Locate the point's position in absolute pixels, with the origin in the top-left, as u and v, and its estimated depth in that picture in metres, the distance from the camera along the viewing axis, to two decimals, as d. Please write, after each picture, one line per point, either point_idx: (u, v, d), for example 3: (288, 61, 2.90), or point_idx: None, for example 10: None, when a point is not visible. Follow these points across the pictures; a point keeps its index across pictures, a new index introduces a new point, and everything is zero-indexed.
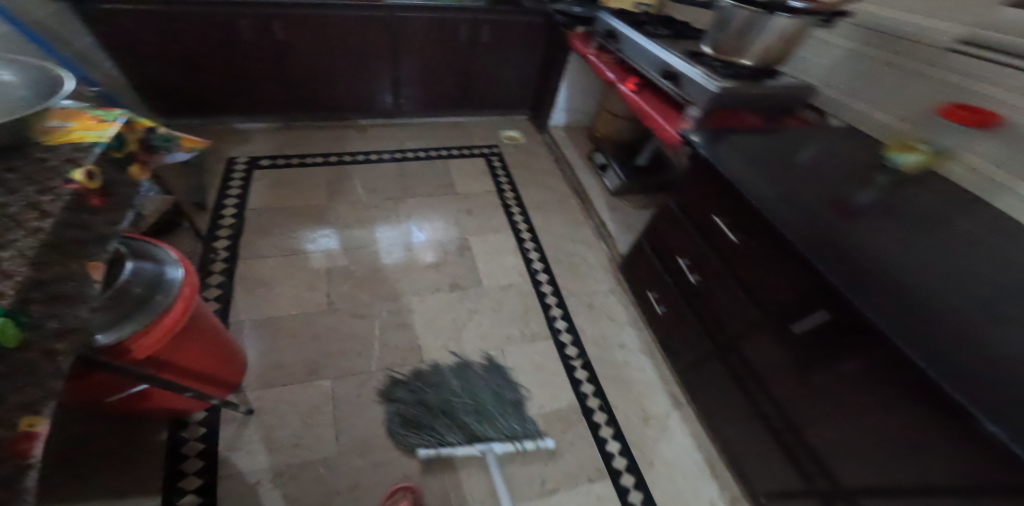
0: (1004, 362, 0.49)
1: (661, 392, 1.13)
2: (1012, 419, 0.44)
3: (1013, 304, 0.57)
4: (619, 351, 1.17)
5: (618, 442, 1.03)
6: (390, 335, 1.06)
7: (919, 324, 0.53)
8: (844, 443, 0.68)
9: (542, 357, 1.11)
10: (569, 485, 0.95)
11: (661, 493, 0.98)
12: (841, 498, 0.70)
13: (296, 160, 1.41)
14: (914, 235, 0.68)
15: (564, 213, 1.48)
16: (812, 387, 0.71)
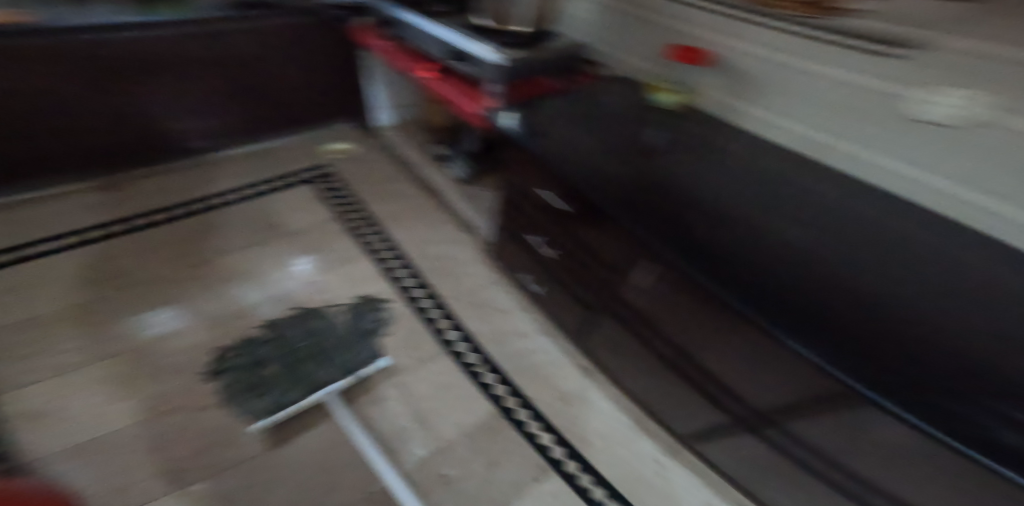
0: (809, 294, 0.55)
1: (571, 367, 1.12)
2: (837, 350, 0.48)
3: (791, 227, 0.67)
4: (518, 339, 1.14)
5: (549, 433, 0.98)
6: (252, 409, 0.90)
7: (739, 279, 0.58)
8: (739, 371, 0.65)
9: (443, 375, 1.03)
10: (516, 493, 0.87)
11: (608, 467, 0.95)
12: (764, 424, 0.67)
13: (42, 247, 1.19)
14: (708, 180, 0.78)
15: (421, 216, 1.45)
16: (690, 329, 0.69)
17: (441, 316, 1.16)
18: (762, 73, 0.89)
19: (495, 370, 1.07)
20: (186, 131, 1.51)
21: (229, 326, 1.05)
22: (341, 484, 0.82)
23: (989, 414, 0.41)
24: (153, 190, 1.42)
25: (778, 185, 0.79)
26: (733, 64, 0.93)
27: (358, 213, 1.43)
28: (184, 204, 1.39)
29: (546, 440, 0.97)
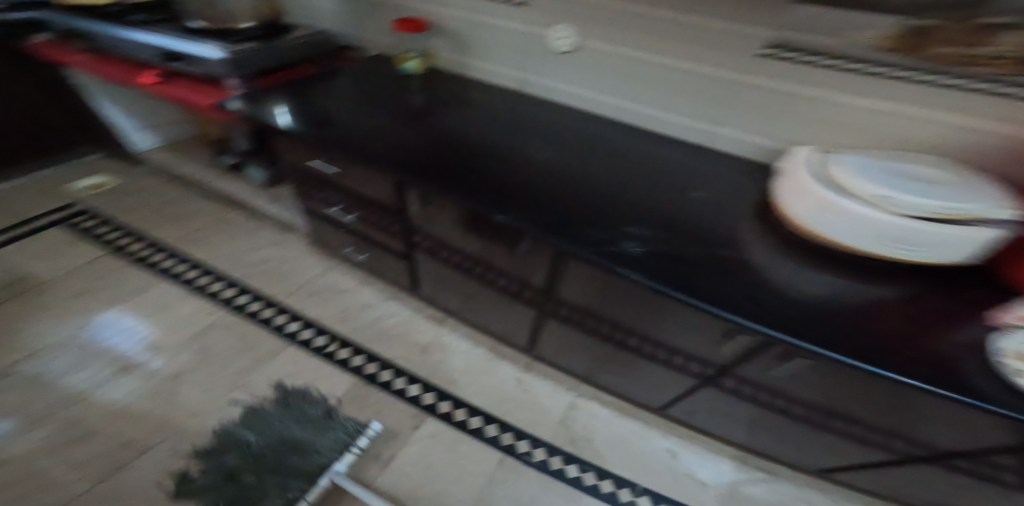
0: (538, 195, 0.81)
1: (423, 322, 1.28)
2: (561, 229, 0.75)
3: (515, 148, 0.93)
4: (366, 311, 1.26)
5: (416, 383, 1.15)
6: (69, 466, 0.87)
7: (499, 197, 0.80)
8: (506, 260, 0.89)
9: (293, 365, 1.10)
10: (400, 445, 1.03)
11: (473, 392, 1.18)
12: (547, 298, 0.93)
13: None
14: (455, 126, 0.97)
15: (229, 228, 1.43)
16: (467, 244, 0.92)
17: (275, 313, 1.20)
18: (474, 32, 1.07)
19: (348, 344, 1.18)
20: None
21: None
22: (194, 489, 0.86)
23: (629, 241, 0.74)
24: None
25: (507, 121, 1.01)
26: (448, 27, 1.10)
27: (144, 246, 1.35)
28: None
29: (416, 392, 1.14)
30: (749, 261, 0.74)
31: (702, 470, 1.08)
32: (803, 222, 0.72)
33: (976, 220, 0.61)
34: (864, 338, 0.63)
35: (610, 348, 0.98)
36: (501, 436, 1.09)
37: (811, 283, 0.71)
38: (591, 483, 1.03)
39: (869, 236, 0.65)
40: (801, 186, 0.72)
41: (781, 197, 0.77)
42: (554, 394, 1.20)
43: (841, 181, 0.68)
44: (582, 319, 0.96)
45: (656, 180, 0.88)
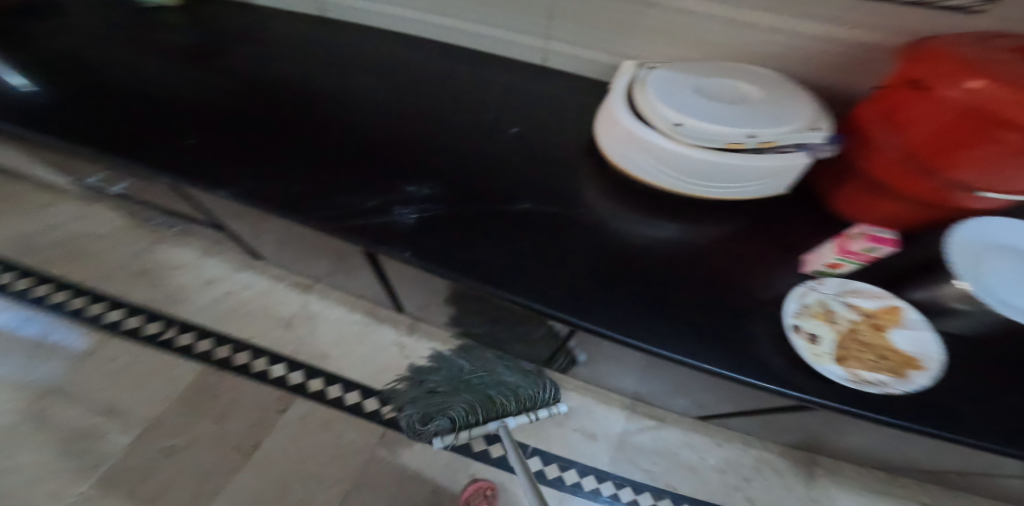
0: (301, 164, 0.71)
1: (282, 288, 1.17)
2: (316, 207, 0.66)
3: (289, 102, 0.81)
4: (212, 285, 1.15)
5: (281, 363, 1.08)
6: None
7: (248, 172, 0.69)
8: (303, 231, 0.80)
9: (123, 359, 1.04)
10: (264, 433, 0.99)
11: (347, 361, 1.10)
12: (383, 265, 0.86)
13: None
14: (215, 80, 0.83)
15: (30, 206, 1.26)
16: (258, 218, 0.81)
17: (94, 303, 1.11)
18: None
19: (194, 328, 1.10)
20: None
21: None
22: None
23: (395, 212, 0.67)
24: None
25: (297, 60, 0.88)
26: None
27: None
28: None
29: (277, 370, 1.07)
30: (545, 217, 0.70)
31: (593, 425, 1.08)
32: (616, 156, 0.69)
33: (773, 147, 0.59)
34: (634, 300, 0.61)
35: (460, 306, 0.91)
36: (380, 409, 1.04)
37: (608, 238, 0.68)
38: (480, 449, 1.01)
39: (669, 164, 0.63)
40: (611, 117, 0.67)
41: (601, 132, 0.73)
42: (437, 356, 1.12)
43: (646, 108, 0.63)
44: (418, 289, 0.91)
45: (452, 122, 0.81)
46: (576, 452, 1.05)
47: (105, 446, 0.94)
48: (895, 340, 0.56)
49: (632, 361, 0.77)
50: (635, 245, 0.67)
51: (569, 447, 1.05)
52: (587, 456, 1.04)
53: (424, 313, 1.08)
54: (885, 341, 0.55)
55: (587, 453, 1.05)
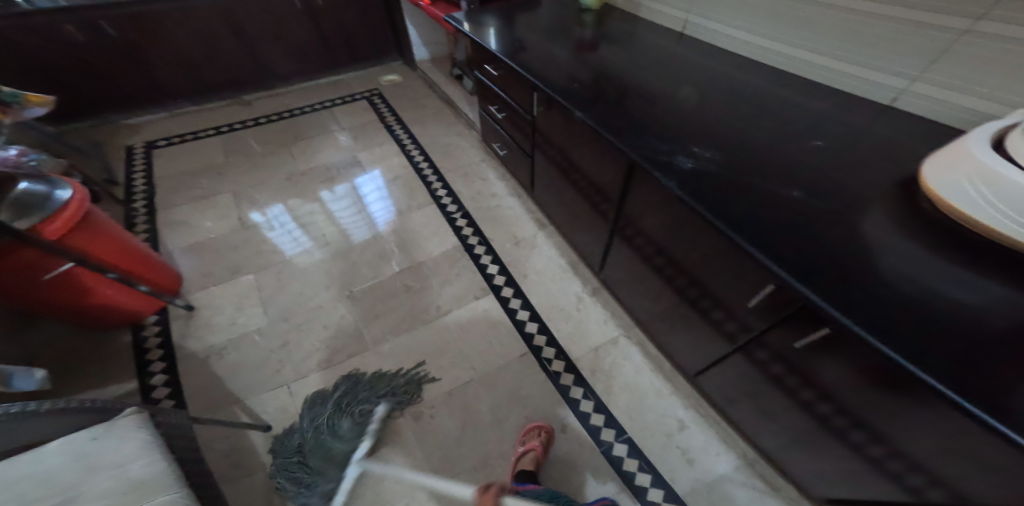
0: (630, 112, 0.94)
1: (529, 220, 1.49)
2: (628, 137, 0.87)
3: (640, 77, 1.06)
4: (493, 198, 1.57)
5: (496, 265, 1.36)
6: (306, 229, 1.54)
7: (595, 107, 0.97)
8: (590, 162, 1.05)
9: (426, 217, 1.53)
10: (459, 305, 1.28)
11: (537, 291, 1.30)
12: (622, 218, 1.03)
13: (189, 138, 1.98)
14: (602, 56, 1.17)
15: (440, 119, 2.01)
16: (568, 148, 1.13)
17: (435, 179, 1.67)
18: None
19: (468, 217, 1.51)
20: (294, 73, 2.29)
21: (291, 181, 1.73)
22: (336, 279, 1.37)
23: (681, 157, 0.81)
24: (256, 105, 2.19)
25: (661, 54, 1.16)
26: None
27: (395, 120, 2.03)
28: (279, 113, 2.12)
29: (493, 270, 1.35)
30: (815, 205, 0.70)
31: (698, 452, 1.02)
32: (954, 197, 0.62)
33: None
34: (951, 339, 0.52)
35: (661, 283, 1.00)
36: (536, 336, 1.21)
37: (919, 274, 0.59)
38: (585, 411, 1.09)
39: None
40: (966, 157, 0.62)
41: (933, 175, 0.66)
42: (604, 324, 1.23)
43: (1019, 149, 0.58)
44: (632, 258, 1.07)
45: (763, 118, 0.88)
46: (667, 470, 1.00)
47: (378, 261, 1.40)
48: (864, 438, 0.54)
49: (791, 396, 0.77)
50: (950, 290, 0.57)
51: (663, 459, 1.01)
52: (677, 478, 0.99)
53: (621, 286, 1.18)
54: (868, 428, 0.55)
55: (680, 477, 0.99)
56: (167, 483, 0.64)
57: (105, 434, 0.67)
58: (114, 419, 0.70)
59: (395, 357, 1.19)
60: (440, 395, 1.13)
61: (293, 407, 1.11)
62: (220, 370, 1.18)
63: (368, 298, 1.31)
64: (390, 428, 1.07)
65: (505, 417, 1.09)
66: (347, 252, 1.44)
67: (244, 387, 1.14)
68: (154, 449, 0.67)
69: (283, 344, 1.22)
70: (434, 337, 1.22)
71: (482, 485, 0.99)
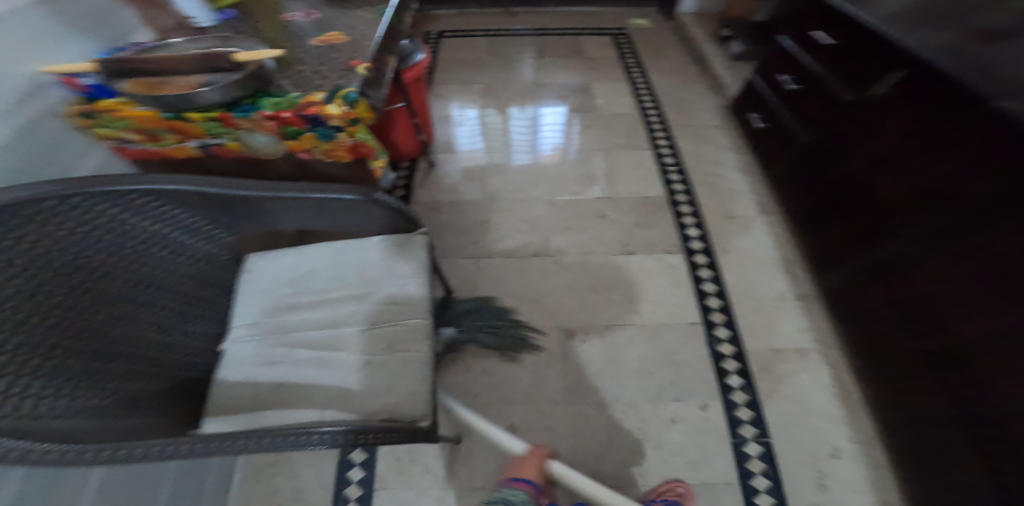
0: None
1: (749, 201, 1.36)
2: None
3: None
4: (717, 165, 1.47)
5: (697, 230, 1.30)
6: (528, 133, 1.65)
7: (996, 85, 0.69)
8: (912, 159, 0.82)
9: (640, 160, 1.51)
10: (647, 250, 1.28)
11: (732, 271, 1.22)
12: (898, 234, 0.86)
13: (458, 32, 2.21)
14: None
15: (683, 73, 1.89)
16: (879, 134, 0.90)
17: (660, 129, 1.62)
18: None
19: (683, 175, 1.45)
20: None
21: (529, 91, 1.84)
22: (541, 186, 1.45)
23: None
24: (517, 16, 2.32)
25: None
26: None
27: (636, 63, 1.98)
28: (536, 28, 2.22)
29: (692, 233, 1.30)
30: None
31: (840, 491, 0.94)
32: None
33: None
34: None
35: (916, 327, 0.83)
36: (713, 312, 1.17)
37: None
38: (733, 399, 1.06)
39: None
40: None
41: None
42: (799, 334, 1.12)
43: None
44: (916, 306, 0.83)
45: None
46: (792, 487, 0.95)
47: (584, 186, 1.45)
48: None
49: None
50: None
51: (796, 481, 0.96)
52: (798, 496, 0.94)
53: (849, 306, 1.02)
54: None
55: (802, 498, 0.94)
56: (422, 310, 0.70)
57: (399, 249, 0.75)
58: (411, 237, 0.76)
59: (571, 272, 1.25)
60: (599, 325, 1.18)
61: (473, 278, 1.23)
62: (431, 221, 1.34)
63: (566, 212, 1.38)
64: (545, 334, 1.17)
65: (648, 370, 1.12)
66: (558, 167, 1.51)
67: (441, 241, 1.30)
68: (422, 277, 0.73)
69: (484, 221, 1.35)
70: (614, 270, 1.25)
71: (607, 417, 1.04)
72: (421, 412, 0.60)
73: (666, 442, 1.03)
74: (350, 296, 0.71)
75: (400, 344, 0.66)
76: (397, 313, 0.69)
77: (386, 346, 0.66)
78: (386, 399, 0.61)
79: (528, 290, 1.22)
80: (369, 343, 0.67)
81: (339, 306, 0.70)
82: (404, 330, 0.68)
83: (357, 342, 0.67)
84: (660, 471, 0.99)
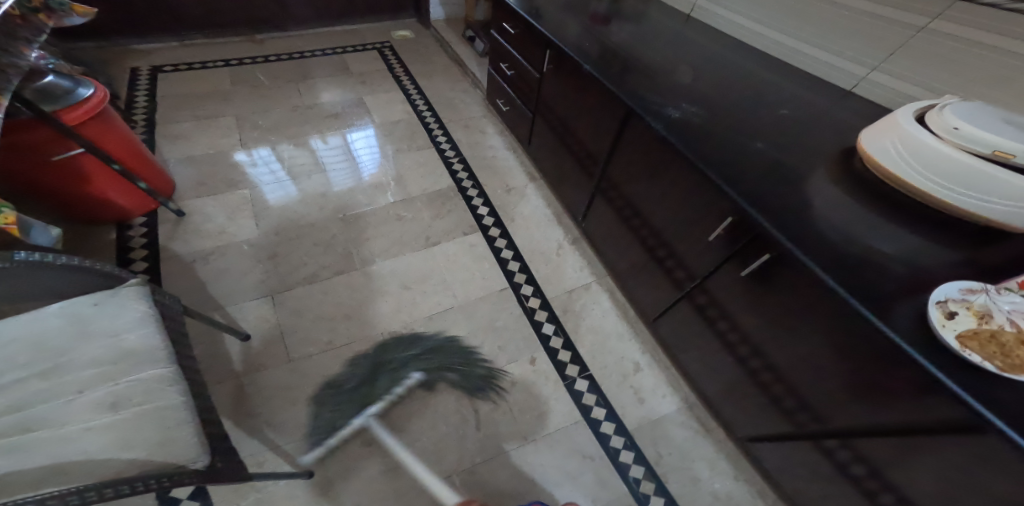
0: (635, 74, 1.04)
1: (520, 172, 1.62)
2: (634, 91, 0.97)
3: (645, 46, 1.16)
4: (491, 150, 1.69)
5: (487, 208, 1.49)
6: (305, 153, 1.58)
7: (603, 66, 1.06)
8: (588, 121, 1.15)
9: (425, 160, 1.62)
10: (448, 237, 1.38)
11: (521, 235, 1.43)
12: (602, 170, 1.18)
13: (195, 66, 1.97)
14: (614, 23, 1.27)
15: (448, 75, 2.08)
16: (568, 107, 1.23)
17: (438, 128, 1.76)
18: None
19: (465, 165, 1.62)
20: (306, 16, 2.28)
21: (295, 114, 1.76)
22: (330, 204, 1.41)
23: (682, 111, 0.92)
24: (264, 45, 2.19)
25: (664, 29, 1.26)
26: None
27: (403, 72, 2.07)
28: (290, 53, 2.13)
29: (484, 212, 1.47)
30: (771, 160, 0.81)
31: (649, 393, 1.16)
32: (882, 158, 0.72)
33: (1003, 156, 0.60)
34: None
35: (632, 234, 1.15)
36: (516, 274, 1.34)
37: (984, 304, 0.56)
38: (554, 346, 1.22)
39: (977, 186, 0.62)
40: (894, 125, 0.72)
41: (883, 148, 0.72)
42: (579, 271, 1.37)
43: (933, 118, 0.68)
44: (628, 219, 1.14)
45: (745, 93, 0.99)
46: (620, 405, 1.13)
47: (372, 194, 1.46)
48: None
49: (725, 328, 0.93)
50: (1016, 325, 0.54)
51: (618, 397, 1.15)
52: (628, 413, 1.12)
53: (599, 234, 1.31)
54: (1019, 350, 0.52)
55: (630, 413, 1.12)
56: (158, 358, 0.59)
57: (98, 303, 0.62)
58: (118, 289, 0.65)
59: (380, 277, 1.24)
60: (421, 317, 1.19)
61: (274, 317, 1.10)
62: (202, 273, 1.16)
63: (363, 221, 1.37)
64: (367, 342, 1.11)
65: (479, 344, 1.18)
66: (344, 181, 1.49)
67: (219, 292, 1.13)
68: (149, 322, 0.63)
69: (271, 254, 1.23)
70: (424, 265, 1.30)
71: (452, 404, 1.07)
72: (192, 453, 0.53)
73: (513, 403, 1.10)
74: (25, 373, 0.55)
75: (133, 399, 0.55)
76: (118, 368, 0.57)
77: (108, 405, 0.54)
78: (125, 457, 0.51)
79: (337, 308, 1.15)
80: (80, 412, 0.53)
81: (13, 391, 0.54)
82: (133, 384, 0.56)
83: (62, 417, 0.53)
84: (520, 429, 1.06)
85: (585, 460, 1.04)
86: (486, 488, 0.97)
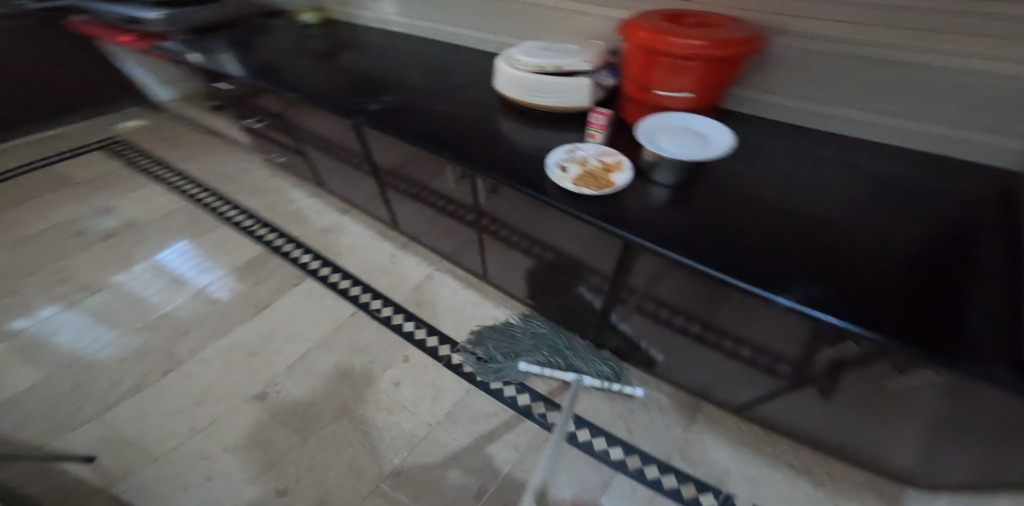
0: (365, 93, 1.24)
1: (331, 213, 1.71)
2: (365, 107, 1.17)
3: (370, 69, 1.37)
4: (292, 204, 1.74)
5: (311, 255, 1.55)
6: (67, 279, 1.43)
7: (334, 97, 1.23)
8: (351, 143, 1.32)
9: (222, 238, 1.59)
10: (276, 295, 1.41)
11: (353, 263, 1.54)
12: (383, 176, 1.36)
13: None
14: (337, 58, 1.45)
15: (216, 151, 2.02)
16: (331, 139, 1.38)
17: (225, 204, 1.72)
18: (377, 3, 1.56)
19: (270, 227, 1.64)
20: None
21: (27, 247, 1.53)
22: (129, 318, 1.32)
23: (409, 107, 1.15)
24: None
25: (384, 50, 1.47)
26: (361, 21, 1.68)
27: (154, 163, 1.94)
28: None
29: (309, 259, 1.53)
30: (479, 116, 1.08)
31: None
32: (503, 92, 1.01)
33: (541, 70, 0.92)
34: (654, 217, 0.77)
35: (434, 217, 1.35)
36: (362, 295, 1.44)
37: (583, 156, 0.87)
38: (420, 337, 1.34)
39: (555, 92, 0.93)
40: (498, 67, 1.01)
41: (499, 87, 1.02)
42: (418, 267, 1.55)
43: (512, 55, 0.98)
44: (424, 205, 1.33)
45: (458, 78, 1.26)
46: None
47: (169, 295, 1.39)
48: (612, 176, 0.82)
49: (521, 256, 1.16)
50: (602, 162, 0.85)
51: None
52: None
53: (417, 229, 1.50)
54: (607, 177, 0.82)
55: None
56: None
57: None
58: None
59: (219, 358, 1.22)
60: (280, 372, 1.21)
61: (103, 440, 1.05)
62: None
63: (169, 321, 1.31)
64: (233, 416, 1.11)
65: (349, 368, 1.25)
66: (126, 289, 1.41)
67: (29, 442, 1.05)
68: None
69: (72, 387, 1.15)
70: (265, 331, 1.30)
71: (347, 426, 1.13)
72: None
73: (404, 401, 1.19)
74: None
75: None
76: None
77: None
78: None
79: (183, 402, 1.12)
80: None
81: None
82: None
83: None
84: (420, 420, 1.16)
85: (487, 418, 1.17)
86: (412, 482, 1.05)
